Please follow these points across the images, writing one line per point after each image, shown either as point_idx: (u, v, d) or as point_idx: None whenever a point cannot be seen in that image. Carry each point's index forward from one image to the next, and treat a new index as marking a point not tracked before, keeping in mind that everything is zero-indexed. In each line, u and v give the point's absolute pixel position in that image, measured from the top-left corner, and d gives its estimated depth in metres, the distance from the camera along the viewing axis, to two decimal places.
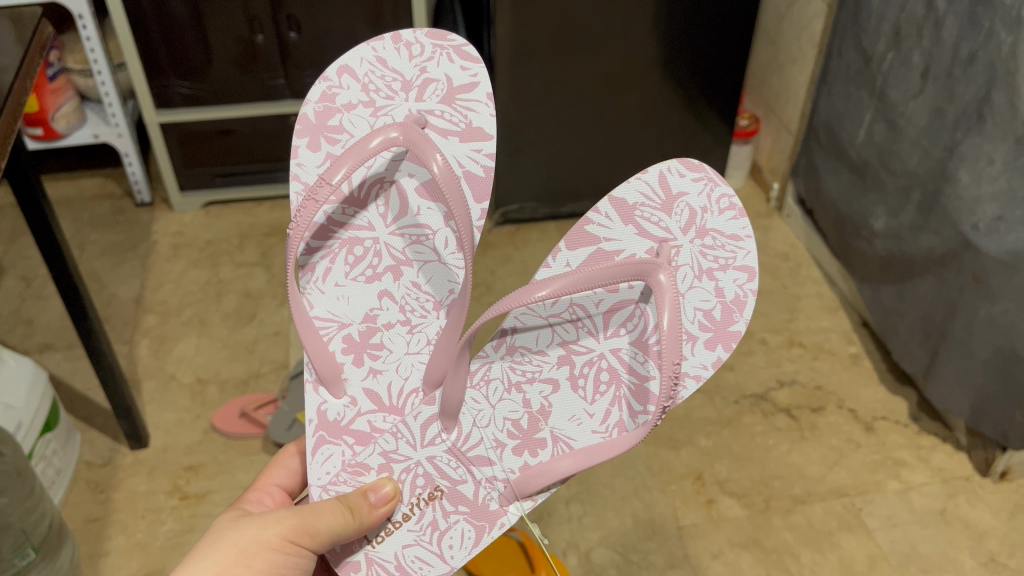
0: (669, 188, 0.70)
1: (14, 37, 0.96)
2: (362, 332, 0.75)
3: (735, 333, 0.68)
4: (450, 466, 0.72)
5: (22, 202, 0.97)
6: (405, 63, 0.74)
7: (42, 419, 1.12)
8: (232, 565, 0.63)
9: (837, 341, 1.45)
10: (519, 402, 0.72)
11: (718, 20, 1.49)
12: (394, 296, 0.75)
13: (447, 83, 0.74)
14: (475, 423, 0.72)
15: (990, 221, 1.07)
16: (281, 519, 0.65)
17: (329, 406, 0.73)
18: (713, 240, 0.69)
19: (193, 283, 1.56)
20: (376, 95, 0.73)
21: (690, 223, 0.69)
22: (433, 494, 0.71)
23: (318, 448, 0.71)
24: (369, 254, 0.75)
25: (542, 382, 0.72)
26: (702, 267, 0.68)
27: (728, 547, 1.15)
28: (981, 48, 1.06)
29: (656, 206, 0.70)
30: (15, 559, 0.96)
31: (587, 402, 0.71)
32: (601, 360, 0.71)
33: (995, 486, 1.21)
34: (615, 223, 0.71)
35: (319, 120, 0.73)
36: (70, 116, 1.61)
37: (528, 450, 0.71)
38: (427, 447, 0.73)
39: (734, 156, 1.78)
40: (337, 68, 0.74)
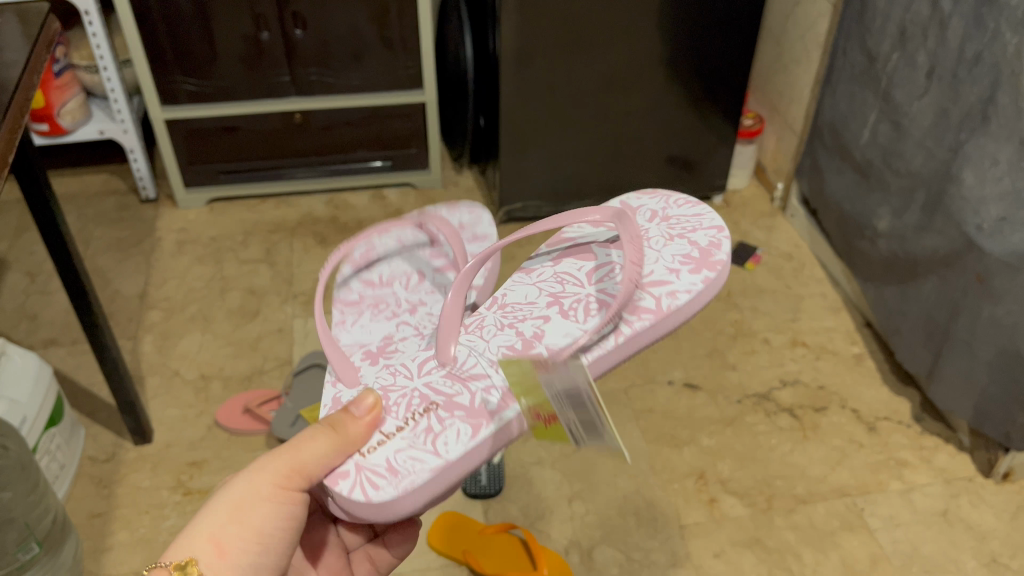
0: (631, 200, 0.88)
1: (22, 33, 0.97)
2: (381, 345, 0.85)
3: (718, 261, 0.78)
4: (446, 384, 0.76)
5: (29, 197, 0.97)
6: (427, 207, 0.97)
7: (46, 414, 1.13)
8: (225, 522, 0.64)
9: (840, 341, 1.45)
10: (513, 334, 0.79)
11: (724, 20, 1.49)
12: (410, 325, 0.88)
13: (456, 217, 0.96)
14: (471, 351, 0.78)
15: (994, 222, 1.07)
16: (266, 465, 0.66)
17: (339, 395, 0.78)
18: (673, 220, 0.84)
19: (197, 280, 1.56)
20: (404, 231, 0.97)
21: (654, 214, 0.84)
22: (428, 406, 0.74)
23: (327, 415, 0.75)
24: (392, 308, 0.90)
25: (536, 317, 0.80)
26: (672, 233, 0.81)
27: (730, 546, 1.15)
28: (986, 49, 1.06)
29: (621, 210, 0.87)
30: (19, 553, 0.97)
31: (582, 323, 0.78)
32: (588, 297, 0.80)
33: (997, 487, 1.22)
34: (587, 228, 0.88)
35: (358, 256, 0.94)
36: (76, 112, 1.61)
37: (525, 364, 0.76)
38: (423, 375, 0.77)
39: (738, 156, 1.78)
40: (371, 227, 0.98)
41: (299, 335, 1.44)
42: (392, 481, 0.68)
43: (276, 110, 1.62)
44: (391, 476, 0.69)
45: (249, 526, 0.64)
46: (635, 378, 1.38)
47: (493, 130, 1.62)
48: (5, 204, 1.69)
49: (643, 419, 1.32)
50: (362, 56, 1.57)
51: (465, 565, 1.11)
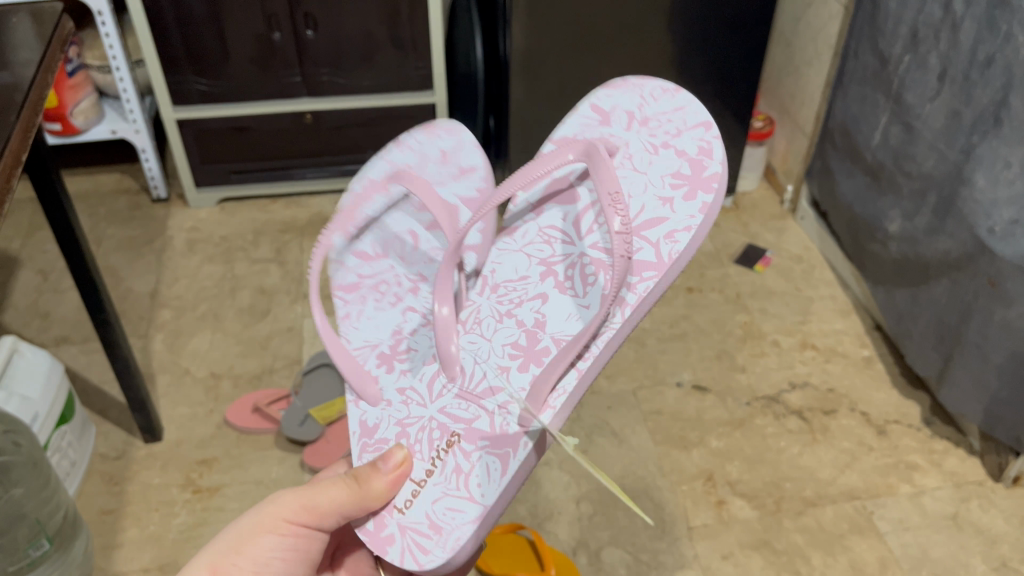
0: (602, 109, 0.83)
1: (36, 33, 0.97)
2: (392, 346, 0.82)
3: (710, 176, 0.75)
4: (461, 408, 0.77)
5: (42, 196, 0.98)
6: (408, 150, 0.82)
7: (58, 410, 1.13)
8: (228, 553, 0.67)
9: (850, 344, 1.45)
10: (514, 324, 0.78)
11: (734, 21, 1.49)
12: (417, 309, 0.84)
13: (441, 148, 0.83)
14: (477, 360, 0.77)
15: (1006, 225, 1.06)
16: (279, 501, 0.69)
17: (366, 415, 0.79)
18: (653, 125, 0.80)
19: (207, 279, 1.57)
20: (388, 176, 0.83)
21: (631, 119, 0.81)
22: (450, 441, 0.75)
23: (363, 452, 0.77)
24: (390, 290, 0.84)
25: (532, 299, 0.78)
26: (655, 143, 0.79)
27: (738, 548, 1.15)
28: (999, 51, 1.05)
29: (596, 123, 0.82)
30: (29, 550, 0.97)
31: (580, 296, 0.77)
32: (582, 259, 0.78)
33: (1007, 492, 1.21)
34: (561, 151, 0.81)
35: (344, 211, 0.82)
36: (88, 112, 1.62)
37: (532, 363, 0.75)
38: (437, 401, 0.78)
39: (748, 158, 1.77)
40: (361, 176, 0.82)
41: (309, 335, 1.45)
42: (437, 540, 0.71)
43: (288, 110, 1.62)
44: (435, 535, 0.71)
45: (249, 560, 0.67)
46: (643, 379, 1.38)
47: (501, 131, 1.62)
48: (19, 203, 1.71)
49: (652, 420, 1.32)
50: (372, 57, 1.58)
51: (473, 565, 1.11)
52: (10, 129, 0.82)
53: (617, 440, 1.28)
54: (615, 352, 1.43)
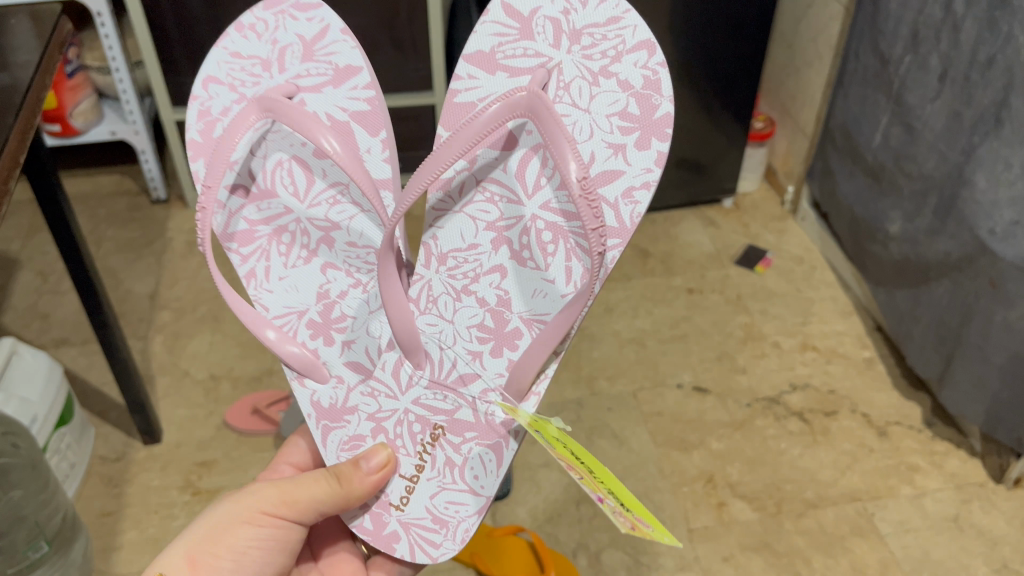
0: (519, 14, 0.71)
1: (35, 35, 0.97)
2: (322, 312, 0.76)
3: (662, 118, 0.69)
4: (437, 400, 0.74)
5: (40, 198, 0.98)
6: (256, 45, 0.74)
7: (57, 412, 1.13)
8: (204, 540, 0.67)
9: (851, 345, 1.44)
10: (475, 303, 0.74)
11: (734, 21, 1.49)
12: (337, 265, 0.76)
13: (301, 42, 0.73)
14: (441, 345, 0.74)
15: (1006, 226, 1.06)
16: (258, 492, 0.70)
17: (320, 395, 0.75)
18: (590, 41, 0.70)
19: (207, 280, 1.56)
20: (244, 89, 0.74)
21: (558, 34, 0.70)
22: (435, 434, 0.73)
23: (327, 436, 0.74)
24: (298, 236, 0.77)
25: (490, 273, 0.74)
26: (591, 72, 0.70)
27: (739, 550, 1.14)
28: (1000, 52, 1.05)
29: (515, 38, 0.71)
30: (28, 552, 0.97)
31: (542, 270, 0.72)
32: (539, 225, 0.72)
33: (1009, 493, 1.20)
34: (481, 78, 0.72)
35: (205, 138, 0.74)
36: (88, 113, 1.62)
37: (505, 346, 0.73)
38: (407, 392, 0.74)
39: (749, 159, 1.77)
40: (202, 82, 0.74)
41: None
42: (444, 533, 0.72)
43: None
44: (441, 528, 0.72)
45: (228, 554, 0.68)
46: (644, 381, 1.38)
47: None
48: (18, 204, 1.71)
49: (652, 422, 1.31)
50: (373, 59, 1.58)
51: (473, 567, 1.10)
52: (8, 130, 0.82)
53: (618, 442, 1.28)
54: (615, 353, 1.43)
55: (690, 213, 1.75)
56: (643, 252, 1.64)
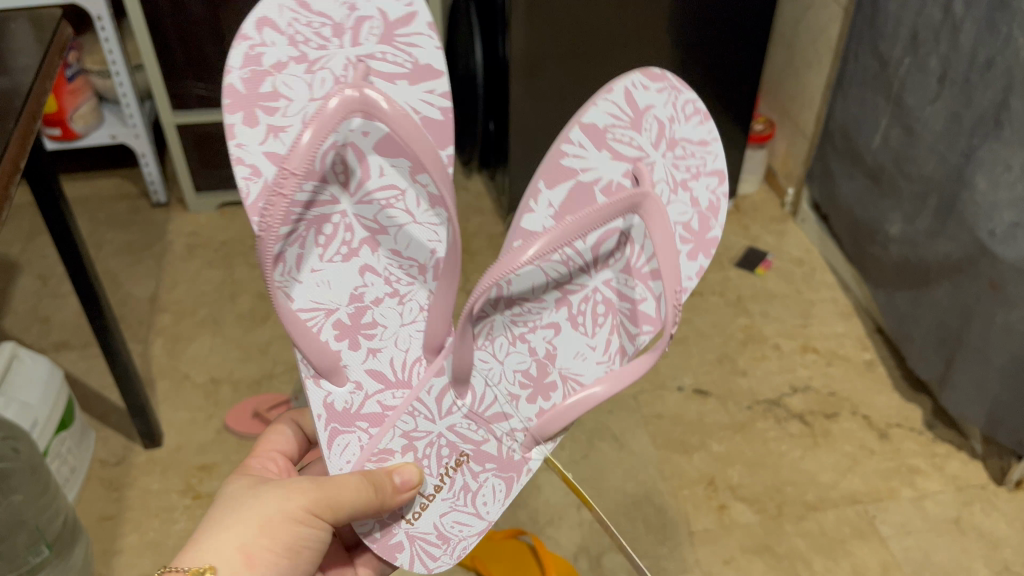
0: (636, 103, 0.69)
1: (35, 38, 0.97)
2: (352, 314, 0.72)
3: (713, 240, 0.69)
4: (471, 429, 0.73)
5: (39, 202, 0.97)
6: (331, 4, 0.64)
7: (58, 417, 1.13)
8: (255, 534, 0.62)
9: (851, 347, 1.44)
10: (525, 351, 0.73)
11: (734, 23, 1.49)
12: (376, 270, 0.72)
13: (382, 19, 0.65)
14: (487, 382, 0.73)
15: (1006, 228, 1.06)
16: (306, 489, 0.64)
17: (335, 397, 0.71)
18: (683, 150, 0.69)
19: (207, 284, 1.57)
20: (307, 48, 0.64)
21: (661, 134, 0.69)
22: (460, 460, 0.72)
23: (334, 439, 0.70)
24: (339, 230, 0.71)
25: (544, 327, 0.73)
26: (677, 179, 0.69)
27: (740, 553, 1.14)
28: (999, 53, 1.05)
29: (626, 125, 0.69)
30: (29, 556, 0.97)
31: (588, 336, 0.73)
32: (595, 294, 0.72)
33: (1010, 495, 1.20)
34: (589, 151, 0.69)
35: (248, 90, 0.63)
36: (88, 117, 1.62)
37: (541, 395, 0.73)
38: (445, 417, 0.72)
39: (749, 161, 1.77)
40: (256, 22, 0.63)
41: None
42: (446, 550, 0.72)
43: None
44: (444, 545, 0.72)
45: (283, 549, 0.63)
46: (645, 383, 1.38)
47: (501, 135, 1.63)
48: (19, 208, 1.71)
49: (653, 424, 1.31)
50: None
51: (473, 570, 1.10)
52: (9, 135, 0.82)
53: (618, 444, 1.28)
54: None
55: None
56: None
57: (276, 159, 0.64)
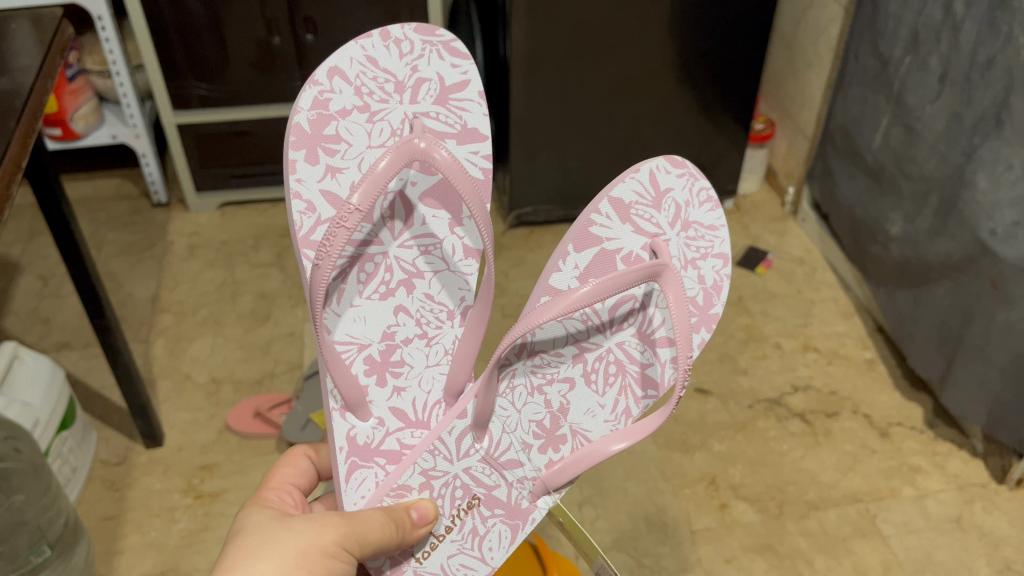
0: (658, 184, 0.67)
1: (36, 39, 0.97)
2: (382, 351, 0.71)
3: (716, 316, 0.66)
4: (485, 474, 0.70)
5: (41, 201, 0.97)
6: (396, 62, 0.66)
7: (59, 417, 1.13)
8: (291, 566, 0.57)
9: (852, 346, 1.45)
10: (541, 403, 0.70)
11: (734, 23, 1.49)
12: (409, 310, 0.72)
13: (439, 82, 0.67)
14: (504, 428, 0.69)
15: (1007, 227, 1.06)
16: (338, 522, 0.60)
17: (359, 430, 0.70)
18: (694, 233, 0.67)
19: (209, 284, 1.57)
20: (370, 100, 0.65)
21: (675, 218, 0.67)
22: (471, 503, 0.70)
23: (352, 473, 0.69)
24: (379, 270, 0.71)
25: (560, 381, 0.70)
26: (686, 257, 0.67)
27: (742, 552, 1.14)
28: (1000, 53, 1.05)
29: (648, 204, 0.67)
30: (31, 556, 0.97)
31: (599, 394, 0.70)
32: (608, 354, 0.70)
33: (1012, 493, 1.21)
34: (614, 223, 0.67)
35: (314, 130, 0.64)
36: (89, 117, 1.62)
37: (551, 447, 0.70)
38: (462, 459, 0.69)
39: (749, 160, 1.77)
40: (327, 70, 0.64)
41: (310, 339, 1.45)
42: None
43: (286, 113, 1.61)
44: None
45: None
46: None
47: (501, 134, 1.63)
48: (19, 208, 1.71)
49: None
50: None
51: None
52: (9, 137, 0.81)
53: None
54: None
55: None
56: None
57: (333, 199, 0.64)
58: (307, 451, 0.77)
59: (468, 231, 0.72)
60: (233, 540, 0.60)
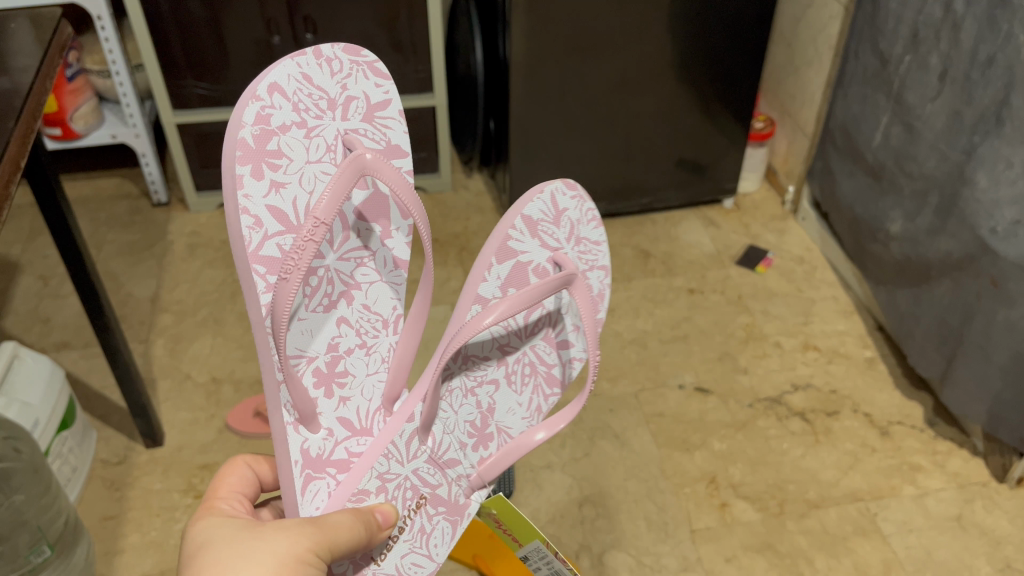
0: (557, 206, 0.67)
1: (34, 39, 0.97)
2: (328, 363, 0.66)
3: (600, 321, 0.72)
4: (430, 473, 0.69)
5: (41, 201, 0.97)
6: (328, 80, 0.61)
7: (59, 416, 1.13)
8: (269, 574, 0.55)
9: (852, 345, 1.45)
10: (474, 405, 0.70)
11: (734, 21, 1.49)
12: (351, 322, 0.67)
13: (366, 101, 0.63)
14: (445, 429, 0.69)
15: (1008, 225, 1.06)
16: (306, 528, 0.58)
17: (310, 442, 0.65)
18: (585, 248, 0.69)
19: (208, 284, 1.57)
20: (307, 116, 0.59)
21: (568, 232, 0.68)
22: (420, 501, 0.69)
23: (306, 486, 0.64)
24: (323, 283, 0.64)
25: (487, 383, 0.70)
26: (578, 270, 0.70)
27: (742, 550, 1.14)
28: (1000, 50, 1.05)
29: (550, 222, 0.67)
30: (31, 556, 0.97)
31: (518, 394, 0.72)
32: (525, 356, 0.71)
33: (1012, 492, 1.20)
34: (526, 239, 0.66)
35: (258, 144, 0.57)
36: (88, 117, 1.62)
37: (481, 445, 0.71)
38: (411, 460, 0.68)
39: (749, 159, 1.77)
40: (267, 84, 0.57)
41: None
42: None
43: None
44: None
45: None
46: (646, 382, 1.38)
47: (501, 133, 1.64)
48: (19, 209, 1.71)
49: (654, 423, 1.31)
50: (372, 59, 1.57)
51: (476, 568, 1.09)
52: (8, 135, 0.82)
53: (619, 442, 1.28)
54: (617, 354, 1.43)
55: (689, 213, 1.76)
56: (644, 253, 1.65)
57: (282, 215, 0.58)
58: (248, 461, 0.72)
59: (399, 241, 0.68)
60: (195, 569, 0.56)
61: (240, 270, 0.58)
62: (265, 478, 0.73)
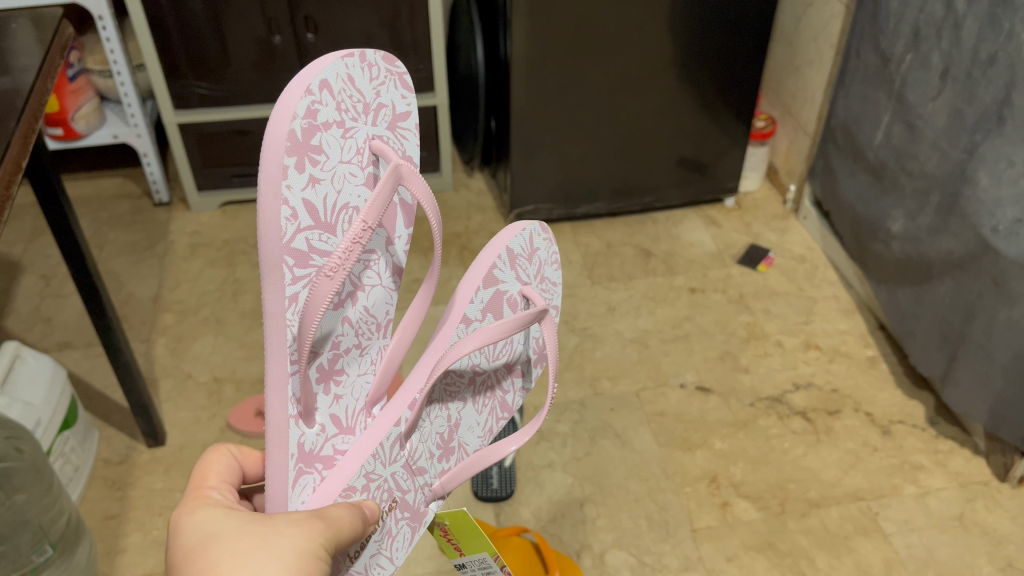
0: (533, 252, 0.67)
1: (36, 38, 0.97)
2: (329, 360, 0.58)
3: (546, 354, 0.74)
4: (405, 479, 0.64)
5: (42, 201, 0.97)
6: (367, 84, 0.54)
7: (61, 416, 1.13)
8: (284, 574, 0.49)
9: (853, 344, 1.44)
10: (445, 419, 0.68)
11: (733, 22, 1.49)
12: (352, 320, 0.59)
13: (392, 109, 0.56)
14: (422, 437, 0.65)
15: (1010, 224, 1.06)
16: (313, 521, 0.52)
17: (306, 436, 0.56)
18: (546, 288, 0.69)
19: (210, 284, 1.57)
20: (346, 116, 0.51)
21: (535, 272, 0.67)
22: (393, 504, 0.63)
23: (297, 479, 0.56)
24: None
25: (456, 402, 0.68)
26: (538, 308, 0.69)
27: (743, 549, 1.14)
28: (1001, 49, 1.05)
29: (524, 261, 0.66)
30: (32, 556, 0.97)
31: (478, 411, 0.71)
32: (490, 374, 0.70)
33: (1013, 491, 1.20)
34: (505, 271, 0.64)
35: (305, 140, 0.48)
36: (90, 116, 1.62)
37: (445, 457, 0.69)
38: (392, 463, 0.62)
39: (751, 157, 1.77)
40: (320, 78, 0.49)
41: None
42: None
43: None
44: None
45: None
46: (647, 381, 1.38)
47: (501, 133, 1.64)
48: (19, 208, 1.71)
49: (655, 422, 1.31)
50: None
51: None
52: (9, 135, 0.82)
53: (621, 441, 1.28)
54: (617, 354, 1.43)
55: (690, 213, 1.76)
56: (646, 252, 1.65)
57: (314, 212, 0.50)
58: (232, 449, 0.64)
59: (399, 249, 0.62)
60: (203, 569, 0.50)
61: (264, 259, 0.48)
62: (247, 468, 0.65)
